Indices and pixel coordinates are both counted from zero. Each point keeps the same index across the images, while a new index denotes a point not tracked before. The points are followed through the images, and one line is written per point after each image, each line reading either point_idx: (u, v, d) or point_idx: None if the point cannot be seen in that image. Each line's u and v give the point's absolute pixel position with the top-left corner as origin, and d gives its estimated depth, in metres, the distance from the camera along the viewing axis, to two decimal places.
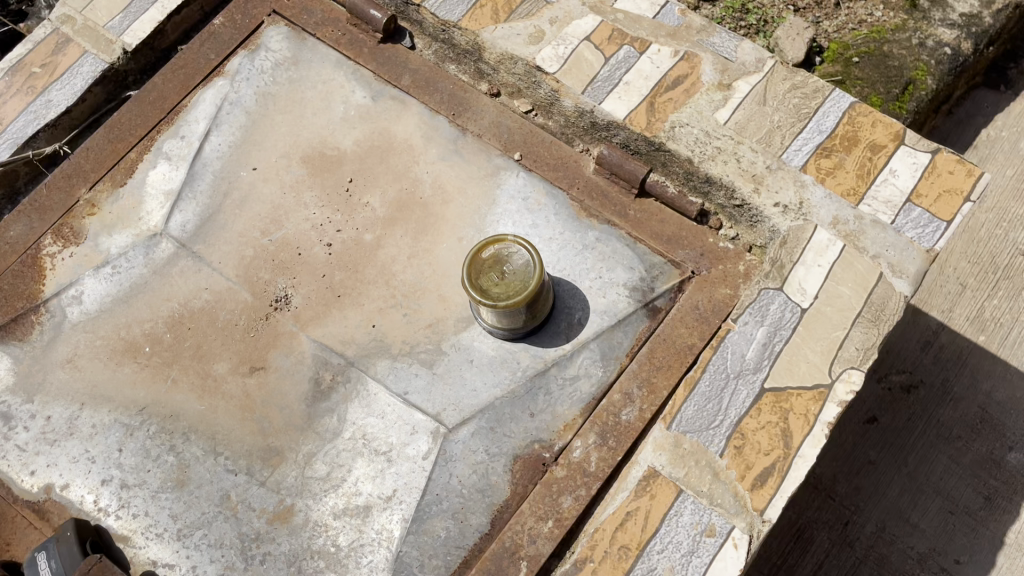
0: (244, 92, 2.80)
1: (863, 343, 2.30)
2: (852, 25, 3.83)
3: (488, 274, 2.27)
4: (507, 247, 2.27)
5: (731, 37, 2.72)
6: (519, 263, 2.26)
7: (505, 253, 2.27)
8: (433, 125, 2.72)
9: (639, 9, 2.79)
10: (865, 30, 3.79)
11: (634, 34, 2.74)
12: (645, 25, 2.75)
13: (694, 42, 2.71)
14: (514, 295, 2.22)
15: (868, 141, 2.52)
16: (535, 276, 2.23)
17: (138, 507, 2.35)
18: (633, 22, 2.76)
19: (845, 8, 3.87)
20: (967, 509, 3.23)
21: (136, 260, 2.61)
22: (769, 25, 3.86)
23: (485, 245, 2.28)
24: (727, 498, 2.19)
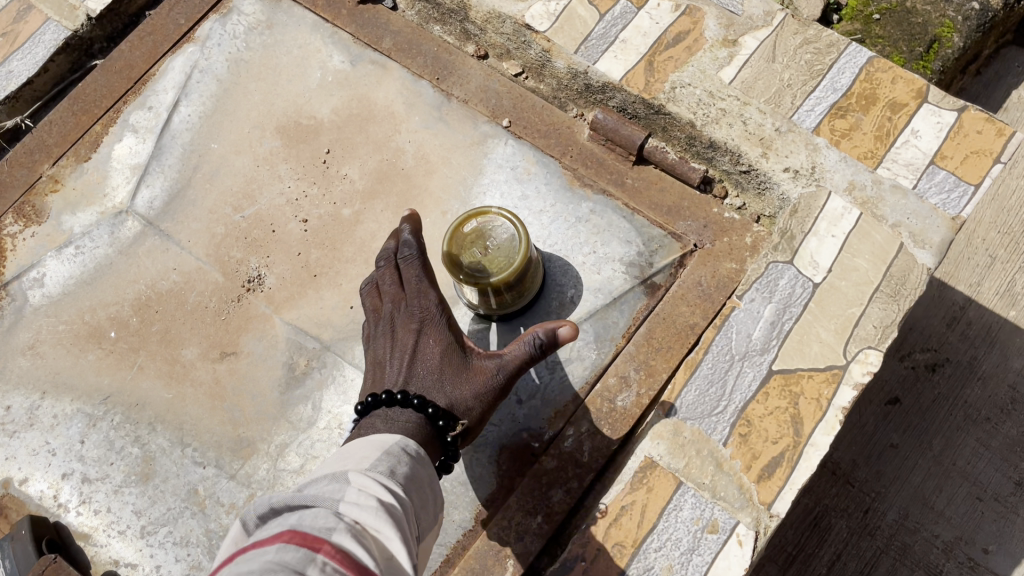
0: (215, 59, 2.63)
1: (881, 321, 2.09)
2: None
3: (470, 249, 2.09)
4: (490, 221, 2.10)
5: None
6: (503, 237, 2.08)
7: (489, 227, 2.10)
8: (415, 90, 2.53)
9: None
10: None
11: None
12: None
13: None
14: (497, 272, 2.04)
15: (887, 100, 2.30)
16: (521, 247, 2.04)
17: (100, 503, 2.19)
18: None
19: None
20: (997, 496, 2.90)
21: (100, 238, 2.45)
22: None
23: (465, 220, 2.11)
24: (732, 492, 1.99)
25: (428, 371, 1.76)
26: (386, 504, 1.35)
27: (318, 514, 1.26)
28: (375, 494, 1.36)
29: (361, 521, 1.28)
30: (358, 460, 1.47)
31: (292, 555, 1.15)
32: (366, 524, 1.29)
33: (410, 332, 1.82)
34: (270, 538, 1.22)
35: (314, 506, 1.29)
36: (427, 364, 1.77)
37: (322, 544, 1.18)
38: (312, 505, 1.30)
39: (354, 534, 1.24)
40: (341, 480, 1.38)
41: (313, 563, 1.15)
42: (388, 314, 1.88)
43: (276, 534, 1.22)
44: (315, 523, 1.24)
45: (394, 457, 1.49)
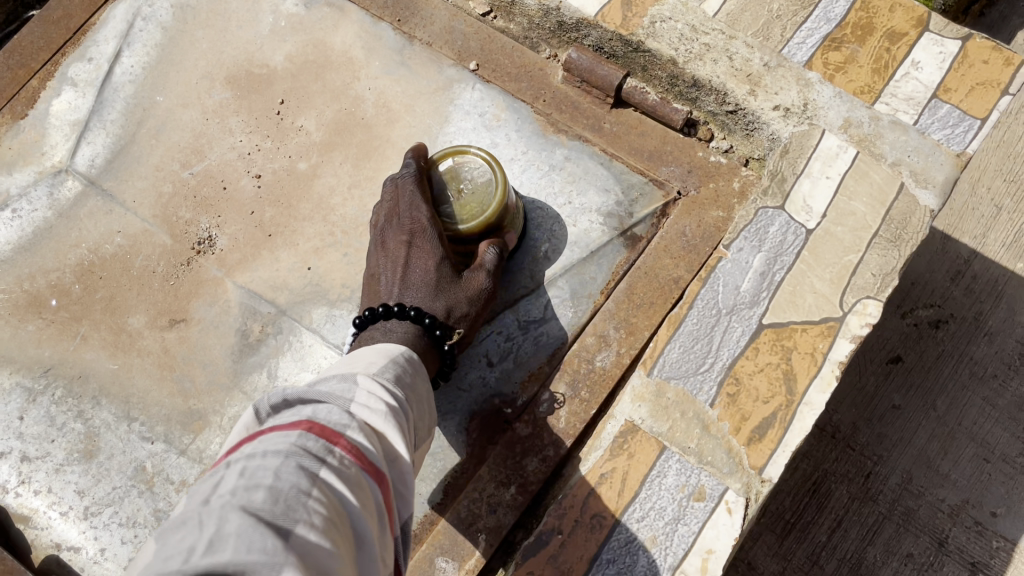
0: (160, 6, 2.45)
1: (881, 268, 1.91)
2: None
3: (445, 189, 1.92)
4: (467, 161, 1.91)
5: None
6: (479, 179, 1.89)
7: (465, 167, 1.91)
8: (375, 33, 2.35)
9: None
10: None
11: None
12: None
13: None
14: (470, 220, 1.88)
15: (885, 30, 2.11)
16: (498, 172, 1.86)
17: (41, 483, 2.03)
18: None
19: None
20: (1005, 457, 2.69)
21: (38, 200, 2.28)
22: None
23: (441, 158, 1.93)
24: (719, 456, 1.82)
25: (420, 281, 1.80)
26: (394, 410, 1.30)
27: (329, 410, 1.20)
28: (384, 399, 1.30)
29: (373, 424, 1.23)
30: (365, 363, 1.41)
31: (312, 445, 1.09)
32: (377, 428, 1.23)
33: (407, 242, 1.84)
34: (285, 423, 1.15)
35: (325, 402, 1.23)
36: (420, 275, 1.81)
37: (339, 441, 1.14)
38: (323, 402, 1.23)
39: (365, 436, 1.19)
40: (352, 379, 1.32)
41: (332, 456, 1.10)
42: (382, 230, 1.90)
43: (291, 421, 1.16)
44: (329, 419, 1.18)
45: (399, 367, 1.44)
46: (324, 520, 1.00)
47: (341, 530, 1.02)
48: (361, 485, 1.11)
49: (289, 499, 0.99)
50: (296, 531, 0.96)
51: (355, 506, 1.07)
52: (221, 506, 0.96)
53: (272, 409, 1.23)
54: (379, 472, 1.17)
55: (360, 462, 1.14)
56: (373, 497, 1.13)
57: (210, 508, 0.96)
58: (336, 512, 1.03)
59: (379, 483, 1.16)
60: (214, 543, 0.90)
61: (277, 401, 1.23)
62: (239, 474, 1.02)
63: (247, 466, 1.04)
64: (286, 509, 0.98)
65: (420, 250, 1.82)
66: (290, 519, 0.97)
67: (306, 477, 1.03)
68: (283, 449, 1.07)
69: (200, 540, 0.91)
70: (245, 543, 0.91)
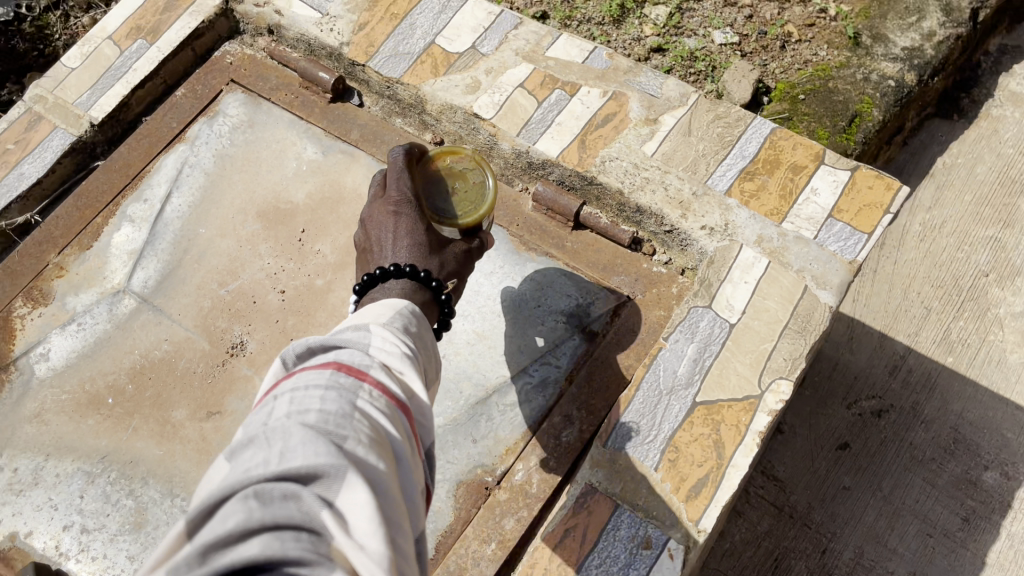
0: (204, 155, 2.98)
1: (791, 353, 2.36)
2: (798, 65, 3.79)
3: (441, 183, 1.93)
4: (464, 160, 1.97)
5: (657, 75, 2.87)
6: (476, 180, 1.95)
7: (461, 165, 1.97)
8: (377, 174, 2.87)
9: (570, 56, 2.95)
10: (810, 69, 3.75)
11: (565, 78, 2.89)
12: (574, 70, 2.91)
13: (622, 82, 2.87)
14: (468, 212, 1.89)
15: (789, 163, 2.63)
16: (488, 170, 1.96)
17: (97, 551, 2.40)
18: (564, 68, 2.92)
19: (790, 50, 3.83)
20: (945, 531, 2.99)
21: (100, 315, 2.75)
22: (718, 68, 3.78)
23: (440, 154, 1.97)
24: (663, 511, 2.21)
25: (416, 245, 1.79)
26: (405, 348, 1.56)
27: (352, 353, 1.48)
28: (394, 339, 1.55)
29: (386, 361, 1.50)
30: (372, 314, 1.62)
31: (342, 382, 1.38)
32: (388, 364, 1.49)
33: (403, 209, 1.83)
34: (317, 365, 1.44)
35: (346, 347, 1.50)
36: (414, 240, 1.79)
37: (362, 376, 1.42)
38: (344, 347, 1.49)
39: (382, 370, 1.46)
40: (365, 327, 1.56)
41: (360, 390, 1.39)
42: (370, 211, 1.86)
43: (320, 364, 1.44)
44: (352, 359, 1.46)
45: (404, 316, 1.64)
46: (368, 437, 1.31)
47: (378, 443, 1.32)
48: (388, 409, 1.40)
49: (333, 419, 1.30)
50: (347, 447, 1.27)
51: (383, 426, 1.36)
52: (287, 430, 1.27)
53: (303, 354, 1.49)
54: (397, 399, 1.45)
55: (381, 391, 1.42)
56: (397, 419, 1.42)
57: (279, 431, 1.28)
58: (375, 432, 1.33)
59: (399, 407, 1.44)
60: (285, 454, 1.23)
61: (306, 349, 1.49)
62: (293, 405, 1.33)
63: (295, 397, 1.35)
64: (338, 430, 1.29)
65: (415, 217, 1.83)
66: (342, 437, 1.28)
67: (344, 407, 1.33)
68: (323, 386, 1.36)
69: (283, 456, 1.23)
70: (310, 451, 1.23)
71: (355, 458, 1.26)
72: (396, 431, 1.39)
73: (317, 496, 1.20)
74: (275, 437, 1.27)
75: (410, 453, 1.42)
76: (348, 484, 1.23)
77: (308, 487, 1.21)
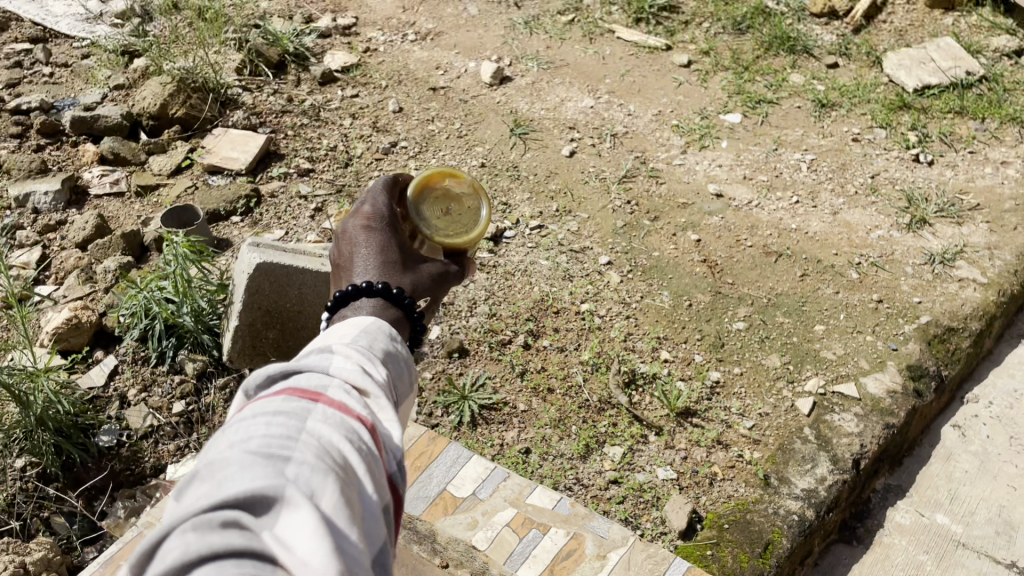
0: None
1: None
2: (712, 428, 2.72)
3: (433, 207, 1.71)
4: (460, 187, 1.76)
5: (606, 519, 2.30)
6: (470, 209, 1.76)
7: (456, 193, 1.75)
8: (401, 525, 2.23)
9: (483, 475, 2.42)
10: (729, 499, 2.53)
11: (540, 518, 2.29)
12: (545, 514, 2.30)
13: (580, 524, 2.28)
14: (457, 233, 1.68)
15: (741, 545, 2.34)
16: (485, 199, 1.79)
17: None
18: (538, 509, 2.32)
19: (694, 420, 2.73)
20: None
21: None
22: (662, 499, 2.54)
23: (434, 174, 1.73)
24: None
25: (390, 264, 1.50)
26: (381, 369, 1.21)
27: (309, 375, 1.13)
28: (366, 357, 1.21)
29: (356, 379, 1.15)
30: (337, 335, 1.26)
31: (290, 410, 1.04)
32: (361, 384, 1.15)
33: (381, 231, 1.55)
34: (267, 394, 1.09)
35: (305, 369, 1.14)
36: (385, 261, 1.50)
37: (319, 399, 1.08)
38: (304, 369, 1.14)
39: (349, 392, 1.12)
40: (331, 347, 1.20)
41: (313, 415, 1.04)
42: (351, 230, 1.55)
43: (273, 391, 1.10)
44: (309, 381, 1.11)
45: (379, 332, 1.28)
46: (314, 461, 0.98)
47: (333, 469, 0.99)
48: (352, 433, 1.06)
49: (279, 445, 0.98)
50: (287, 478, 0.95)
51: (345, 454, 1.02)
52: (216, 470, 0.95)
53: (251, 388, 1.13)
54: (367, 421, 1.10)
55: (344, 414, 1.08)
56: (369, 446, 1.07)
57: (205, 477, 0.95)
58: (323, 454, 1.00)
59: (371, 430, 1.10)
60: (220, 484, 0.93)
61: (257, 379, 1.12)
62: (228, 444, 0.99)
63: (239, 426, 1.02)
64: (276, 459, 0.96)
65: (396, 238, 1.56)
66: (282, 466, 0.96)
67: (289, 435, 1.00)
68: (266, 416, 1.02)
69: (198, 504, 0.91)
70: (247, 476, 0.93)
71: (294, 490, 0.94)
72: (363, 457, 1.05)
73: (249, 541, 0.89)
74: (197, 488, 0.94)
75: (383, 485, 1.07)
76: (286, 512, 0.92)
77: (235, 526, 0.89)
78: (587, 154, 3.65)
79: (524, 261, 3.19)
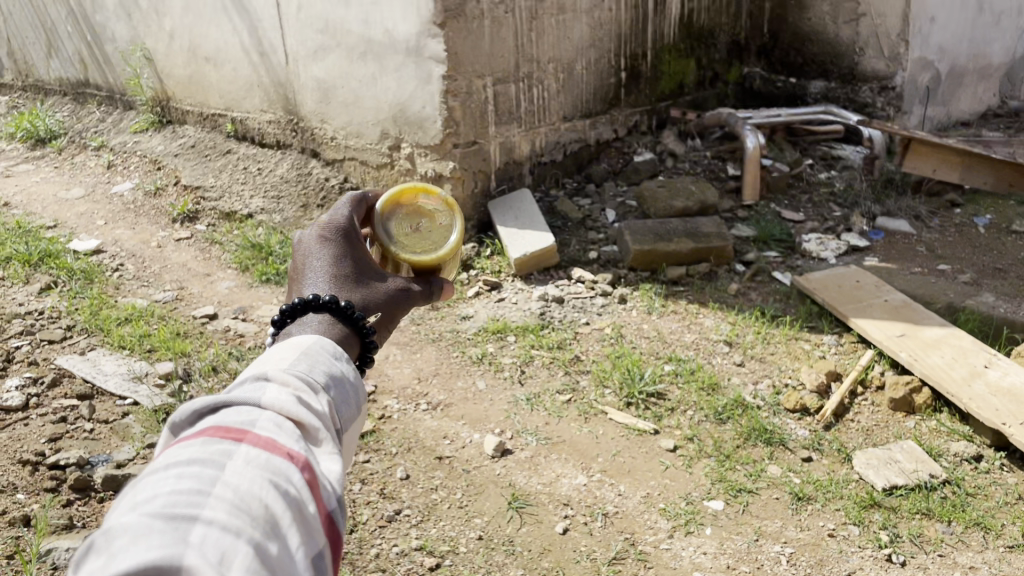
0: None
1: None
2: None
3: (404, 219, 1.65)
4: (432, 201, 1.71)
5: None
6: (440, 224, 1.70)
7: (427, 207, 1.70)
8: None
9: None
10: None
11: None
12: None
13: None
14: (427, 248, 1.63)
15: None
16: (460, 216, 1.73)
17: None
18: None
19: None
20: None
21: None
22: None
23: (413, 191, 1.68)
24: None
25: (346, 279, 1.34)
26: (320, 400, 1.04)
27: (238, 406, 0.96)
28: (303, 383, 1.04)
29: (290, 408, 0.98)
30: (274, 358, 1.09)
31: (206, 456, 0.86)
32: (297, 415, 0.98)
33: (335, 242, 1.39)
34: (186, 435, 0.91)
35: (233, 397, 0.98)
36: (339, 273, 1.34)
37: (245, 438, 0.91)
38: (230, 398, 0.97)
39: (281, 426, 0.95)
40: (265, 377, 1.03)
41: (233, 456, 0.87)
42: (305, 247, 1.38)
43: (192, 431, 0.92)
44: (234, 415, 0.94)
45: (320, 354, 1.12)
46: (225, 521, 0.81)
47: (252, 527, 0.82)
48: (279, 477, 0.88)
49: (187, 506, 0.80)
50: (189, 546, 0.77)
51: (268, 504, 0.85)
52: (106, 540, 0.77)
53: (172, 425, 0.96)
54: (300, 458, 0.93)
55: (273, 452, 0.90)
56: (301, 491, 0.89)
57: (93, 550, 0.76)
58: (238, 511, 0.82)
59: (305, 469, 0.92)
60: (110, 557, 0.74)
61: (178, 413, 0.96)
62: (123, 507, 0.81)
63: (143, 484, 0.83)
64: (180, 521, 0.79)
65: (353, 252, 1.40)
66: (183, 533, 0.78)
67: (200, 489, 0.82)
68: (176, 466, 0.85)
69: None
70: (142, 545, 0.75)
71: (195, 564, 0.75)
72: (296, 506, 0.88)
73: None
74: (83, 565, 0.75)
75: (318, 534, 0.89)
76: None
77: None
78: (565, 360, 3.35)
79: (513, 461, 2.88)
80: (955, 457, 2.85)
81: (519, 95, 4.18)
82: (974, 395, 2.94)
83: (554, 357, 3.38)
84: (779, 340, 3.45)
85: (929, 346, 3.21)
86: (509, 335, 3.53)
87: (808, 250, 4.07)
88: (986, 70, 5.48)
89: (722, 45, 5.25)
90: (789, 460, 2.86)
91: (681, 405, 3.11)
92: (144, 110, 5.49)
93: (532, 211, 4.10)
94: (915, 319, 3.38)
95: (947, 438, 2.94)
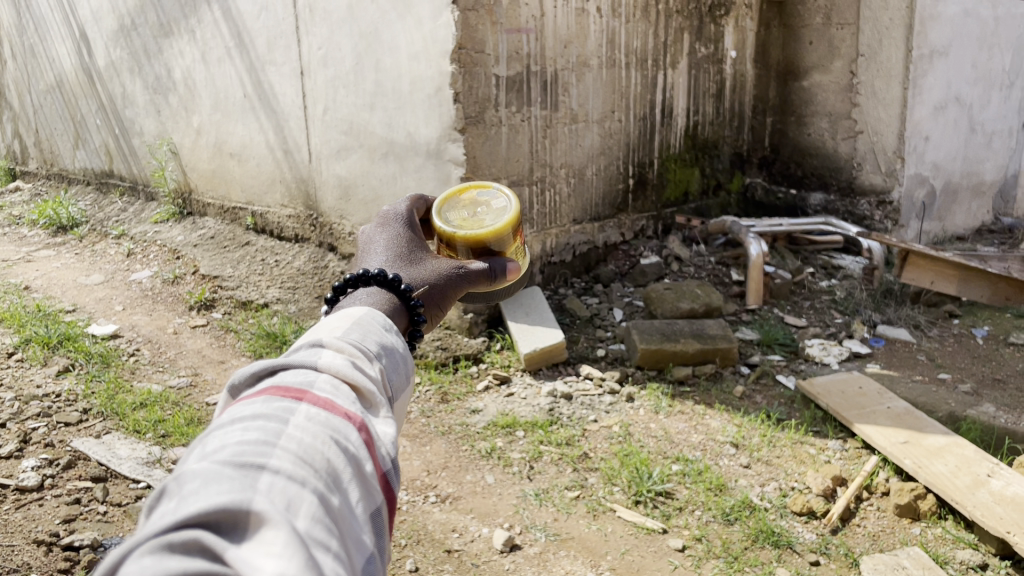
0: None
1: None
2: None
3: (460, 210, 1.71)
4: (490, 193, 1.77)
5: None
6: (497, 206, 1.73)
7: (485, 197, 1.76)
8: None
9: None
10: None
11: None
12: None
13: None
14: (480, 225, 1.65)
15: None
16: (517, 198, 1.76)
17: None
18: None
19: None
20: None
21: None
22: None
23: (469, 189, 1.77)
24: None
25: (398, 255, 1.40)
26: (373, 366, 1.08)
27: (295, 372, 1.00)
28: (357, 351, 1.08)
29: (347, 372, 1.02)
30: (327, 328, 1.13)
31: (270, 412, 0.90)
32: (353, 378, 1.02)
33: (395, 227, 1.47)
34: (247, 396, 0.96)
35: (292, 364, 1.02)
36: (394, 251, 1.41)
37: (304, 397, 0.94)
38: (290, 363, 1.02)
39: (336, 389, 0.99)
40: (318, 342, 1.07)
41: (295, 413, 0.91)
42: (367, 234, 1.48)
43: (253, 393, 0.96)
44: (293, 377, 0.98)
45: (372, 325, 1.16)
46: (292, 470, 0.82)
47: (316, 478, 0.84)
48: (337, 433, 0.92)
49: (255, 453, 0.82)
50: (258, 490, 0.78)
51: (328, 457, 0.88)
52: (177, 485, 0.78)
53: (232, 388, 1.00)
54: (355, 419, 0.97)
55: (331, 412, 0.94)
56: (356, 448, 0.93)
57: (166, 495, 0.78)
58: (303, 461, 0.84)
59: (360, 430, 0.96)
60: (184, 499, 0.76)
61: (240, 377, 1.00)
62: (194, 457, 0.83)
63: (210, 439, 0.86)
64: (249, 469, 0.80)
65: (411, 235, 1.47)
66: (251, 479, 0.79)
67: (267, 440, 0.85)
68: (243, 421, 0.88)
69: (157, 525, 0.73)
70: (213, 488, 0.76)
71: (266, 504, 0.76)
72: (352, 462, 0.91)
73: (214, 567, 0.70)
74: (158, 508, 0.77)
75: (370, 490, 0.93)
76: (262, 535, 0.74)
77: (195, 549, 0.71)
78: (573, 456, 3.40)
79: (520, 557, 2.88)
80: (962, 565, 2.85)
81: (533, 197, 4.36)
82: (979, 504, 2.97)
83: (562, 453, 3.42)
84: (785, 443, 3.50)
85: (932, 454, 3.25)
86: (519, 430, 3.58)
87: (812, 355, 4.17)
88: (979, 187, 5.71)
89: (725, 155, 5.49)
90: (797, 563, 2.87)
91: (689, 505, 3.14)
92: (166, 202, 5.71)
93: (541, 309, 4.23)
94: (918, 426, 3.44)
95: (953, 546, 2.95)
